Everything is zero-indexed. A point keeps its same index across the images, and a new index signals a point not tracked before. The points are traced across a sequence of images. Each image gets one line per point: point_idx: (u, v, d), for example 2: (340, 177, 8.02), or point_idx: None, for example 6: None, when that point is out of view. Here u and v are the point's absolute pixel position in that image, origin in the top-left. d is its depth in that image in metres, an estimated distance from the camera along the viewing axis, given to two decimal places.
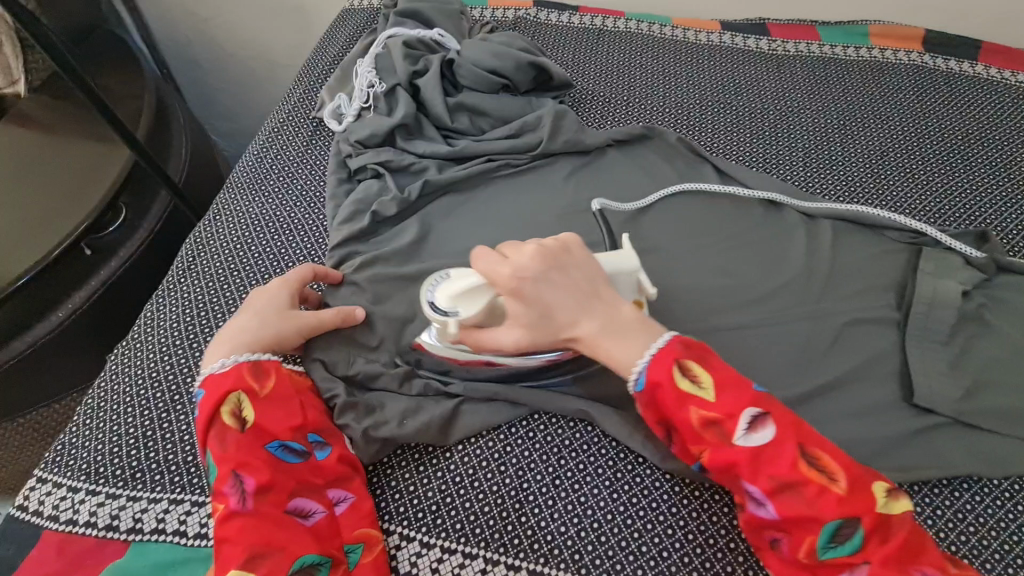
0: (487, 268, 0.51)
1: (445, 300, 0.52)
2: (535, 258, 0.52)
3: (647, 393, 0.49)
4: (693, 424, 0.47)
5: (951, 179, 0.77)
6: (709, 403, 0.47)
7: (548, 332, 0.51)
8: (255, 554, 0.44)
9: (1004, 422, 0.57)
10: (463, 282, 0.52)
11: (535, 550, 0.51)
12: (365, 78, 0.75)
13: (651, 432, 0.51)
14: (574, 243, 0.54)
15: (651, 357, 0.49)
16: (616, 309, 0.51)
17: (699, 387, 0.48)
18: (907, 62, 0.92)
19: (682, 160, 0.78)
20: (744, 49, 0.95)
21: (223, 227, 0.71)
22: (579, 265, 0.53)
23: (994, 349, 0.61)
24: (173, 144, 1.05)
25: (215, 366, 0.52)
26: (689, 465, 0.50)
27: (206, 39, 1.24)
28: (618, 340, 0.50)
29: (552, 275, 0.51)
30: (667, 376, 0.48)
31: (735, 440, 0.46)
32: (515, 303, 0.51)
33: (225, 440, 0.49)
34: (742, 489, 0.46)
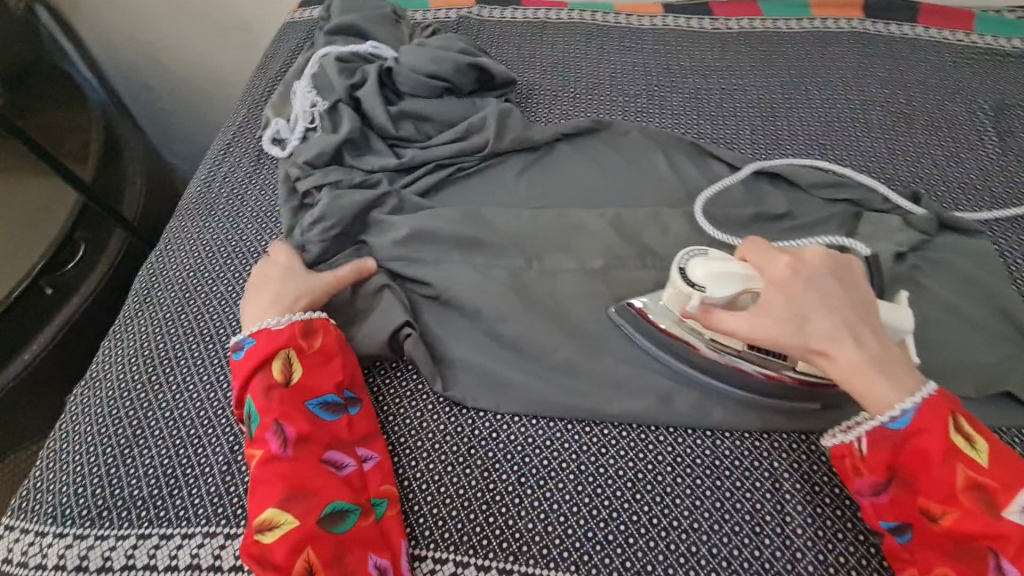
0: (762, 263, 0.53)
1: (698, 274, 0.54)
2: (823, 265, 0.52)
3: (904, 435, 0.47)
4: (957, 482, 0.45)
5: (895, 144, 0.78)
6: (982, 468, 0.45)
7: (799, 340, 0.50)
8: (292, 496, 0.49)
9: (950, 377, 0.59)
10: (722, 265, 0.53)
11: (504, 549, 0.52)
12: (306, 99, 0.75)
13: (877, 473, 0.49)
14: (857, 267, 0.54)
15: (925, 400, 0.48)
16: (889, 345, 0.49)
17: (975, 450, 0.46)
18: (848, 30, 0.93)
19: (632, 148, 0.78)
20: (687, 31, 0.95)
21: (176, 256, 0.70)
22: (858, 286, 0.52)
23: (943, 308, 0.63)
24: (127, 174, 1.04)
25: (270, 322, 0.58)
26: (898, 518, 0.48)
27: (153, 64, 1.23)
28: (885, 373, 0.48)
29: (830, 288, 0.51)
30: (939, 426, 0.47)
31: (1006, 515, 0.44)
32: (778, 296, 0.50)
33: (269, 391, 0.54)
34: (985, 562, 0.44)
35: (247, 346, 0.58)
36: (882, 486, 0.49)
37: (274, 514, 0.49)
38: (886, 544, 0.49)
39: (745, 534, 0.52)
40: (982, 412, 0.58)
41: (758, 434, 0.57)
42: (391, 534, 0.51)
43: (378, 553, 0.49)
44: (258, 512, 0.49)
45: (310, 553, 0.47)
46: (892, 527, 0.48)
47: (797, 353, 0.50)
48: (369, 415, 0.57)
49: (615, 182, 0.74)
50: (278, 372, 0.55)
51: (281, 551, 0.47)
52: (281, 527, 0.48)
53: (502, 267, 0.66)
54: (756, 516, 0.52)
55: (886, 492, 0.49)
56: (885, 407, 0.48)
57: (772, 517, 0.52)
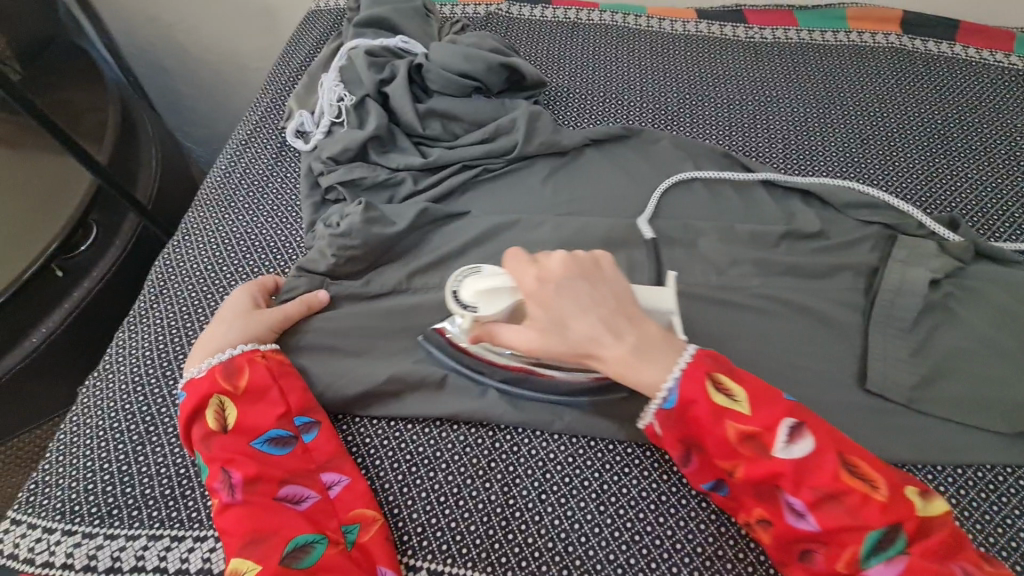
0: (516, 271, 0.50)
1: (469, 293, 0.52)
2: (564, 268, 0.50)
3: (678, 410, 0.48)
4: (730, 437, 0.46)
5: (931, 165, 0.77)
6: (746, 416, 0.47)
7: (562, 345, 0.49)
8: (249, 541, 0.48)
9: (984, 411, 0.57)
10: (492, 279, 0.52)
11: (522, 567, 0.51)
12: (333, 92, 0.73)
13: (676, 447, 0.49)
14: (607, 260, 0.52)
15: (685, 369, 0.48)
16: (644, 329, 0.49)
17: (735, 401, 0.47)
18: (885, 45, 0.91)
19: (662, 157, 0.76)
20: (720, 38, 0.93)
21: (193, 247, 0.69)
22: (608, 282, 0.51)
23: (979, 337, 0.61)
24: (142, 157, 1.02)
25: (193, 372, 0.55)
26: (713, 477, 0.49)
27: (171, 45, 1.20)
28: (642, 364, 0.48)
29: (578, 288, 0.49)
30: (702, 392, 0.47)
31: (776, 453, 0.45)
32: (535, 309, 0.49)
33: (210, 440, 0.52)
34: (778, 501, 0.46)
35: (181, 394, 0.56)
36: (687, 455, 0.50)
37: (237, 563, 0.47)
38: (715, 500, 0.50)
39: (771, 564, 0.51)
40: (1015, 448, 0.56)
41: None
42: (372, 557, 0.50)
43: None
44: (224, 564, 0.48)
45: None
46: (713, 486, 0.50)
47: (568, 358, 0.50)
48: (325, 439, 0.55)
49: (644, 191, 0.73)
50: (214, 418, 0.53)
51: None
52: None
53: None
54: None
55: (691, 459, 0.50)
56: (653, 394, 0.48)
57: None
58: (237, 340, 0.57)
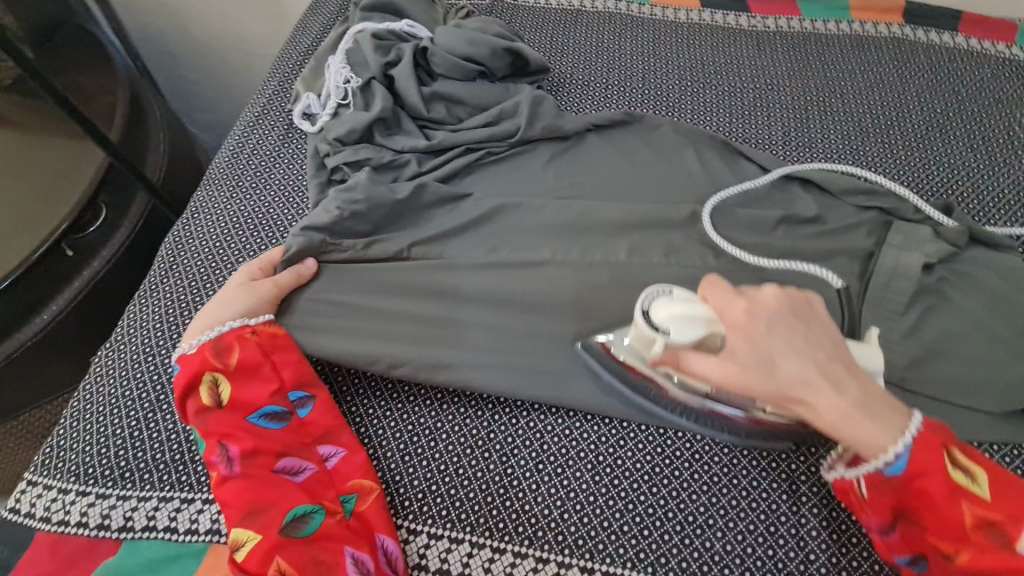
0: (719, 304, 0.47)
1: (662, 315, 0.49)
2: (780, 305, 0.46)
3: (903, 479, 0.45)
4: (964, 519, 0.43)
5: (929, 154, 0.78)
6: (986, 501, 0.43)
7: (769, 386, 0.45)
8: (249, 513, 0.49)
9: (972, 391, 0.59)
10: (686, 304, 0.48)
11: (518, 533, 0.53)
12: (340, 75, 0.74)
13: (881, 514, 0.46)
14: (817, 299, 0.49)
15: (918, 437, 0.45)
16: (866, 384, 0.45)
17: (975, 482, 0.44)
18: (887, 35, 0.92)
19: (663, 143, 0.77)
20: (723, 27, 0.94)
21: (202, 224, 0.70)
22: (820, 323, 0.47)
23: (971, 320, 0.62)
24: (151, 141, 1.04)
25: (184, 350, 0.57)
26: (914, 553, 0.46)
27: (180, 31, 1.22)
28: (866, 421, 0.44)
29: (795, 327, 0.46)
30: (939, 466, 0.44)
31: (1022, 551, 0.41)
32: (743, 342, 0.45)
33: (205, 416, 0.53)
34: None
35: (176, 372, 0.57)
36: (892, 525, 0.47)
37: (239, 533, 0.49)
38: (904, 575, 0.47)
39: (759, 533, 0.52)
40: (1000, 426, 0.58)
41: None
42: (370, 525, 0.52)
43: (356, 545, 0.50)
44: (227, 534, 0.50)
45: (281, 562, 0.47)
46: (909, 561, 0.47)
47: (773, 399, 0.46)
48: (321, 412, 0.57)
49: (645, 176, 0.74)
50: (209, 395, 0.54)
51: (253, 565, 0.47)
52: (247, 544, 0.48)
53: (528, 256, 0.66)
54: (771, 517, 0.53)
55: (896, 530, 0.47)
56: (876, 453, 0.44)
57: (790, 517, 0.53)
58: (227, 318, 0.58)
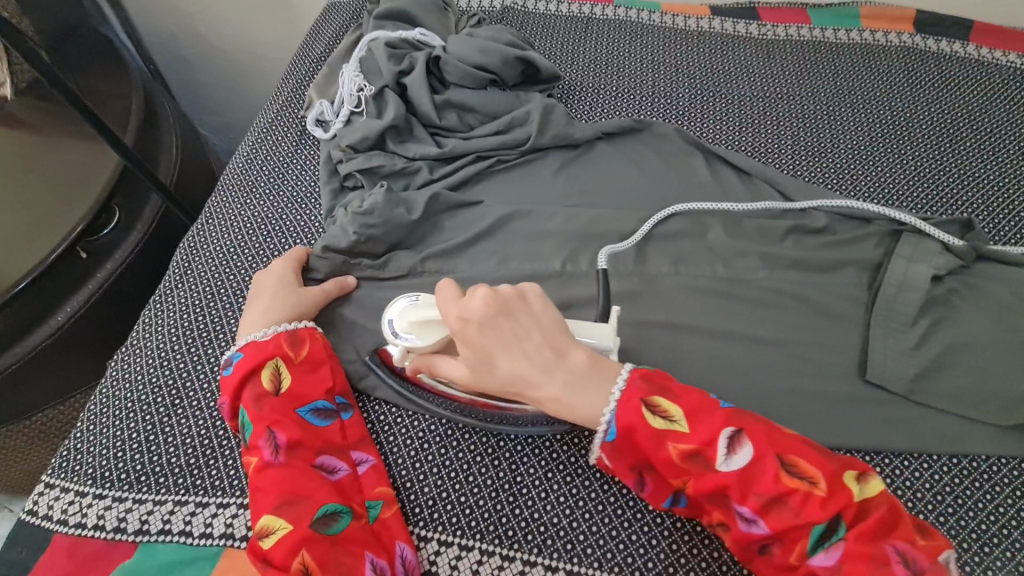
0: (443, 309, 0.51)
1: (403, 323, 0.54)
2: (489, 308, 0.50)
3: (620, 437, 0.49)
4: (673, 457, 0.48)
5: (939, 164, 0.78)
6: (684, 434, 0.48)
7: (490, 380, 0.51)
8: (285, 502, 0.49)
9: (979, 404, 0.59)
10: (425, 311, 0.53)
11: (528, 541, 0.54)
12: (353, 82, 0.74)
13: (628, 473, 0.51)
14: (532, 292, 0.53)
15: (619, 396, 0.49)
16: (573, 360, 0.50)
17: (672, 422, 0.48)
18: (897, 44, 0.92)
19: (672, 152, 0.78)
20: (733, 35, 0.94)
21: (216, 231, 0.71)
22: (529, 313, 0.51)
23: (979, 333, 0.62)
24: (164, 145, 1.05)
25: (255, 334, 0.58)
26: (670, 493, 0.51)
27: (192, 35, 1.23)
28: (580, 395, 0.49)
29: (500, 325, 0.50)
30: (638, 418, 0.48)
31: (717, 466, 0.47)
32: (462, 348, 0.51)
33: (260, 400, 0.54)
34: (729, 509, 0.48)
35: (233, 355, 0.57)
36: (643, 478, 0.51)
37: (268, 520, 0.49)
38: (680, 509, 0.52)
39: None
40: (1007, 440, 0.58)
41: None
42: (391, 533, 0.53)
43: (376, 552, 0.50)
44: (254, 520, 0.49)
45: (306, 556, 0.47)
46: (673, 499, 0.51)
47: (501, 391, 0.52)
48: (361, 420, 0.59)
49: (654, 185, 0.74)
50: (270, 381, 0.56)
51: (279, 555, 0.47)
52: (277, 532, 0.48)
53: (538, 265, 0.66)
54: None
55: (647, 481, 0.51)
56: (595, 426, 0.50)
57: None
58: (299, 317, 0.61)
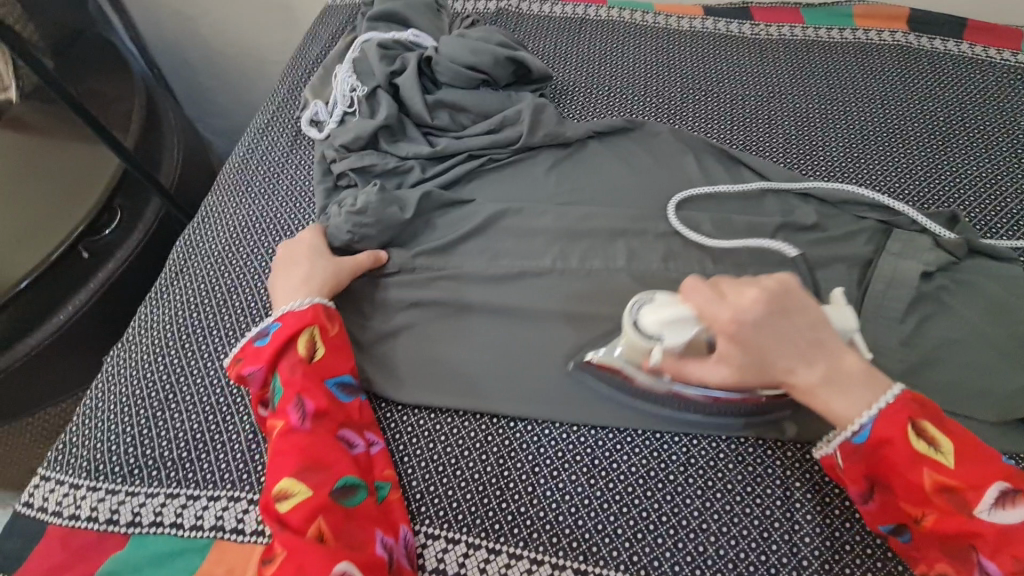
0: (702, 303, 0.50)
1: (652, 323, 0.51)
2: (761, 301, 0.48)
3: (870, 448, 0.48)
4: (926, 485, 0.46)
5: (931, 161, 0.77)
6: (948, 468, 0.46)
7: (759, 379, 0.50)
8: (308, 468, 0.51)
9: (968, 400, 0.59)
10: (672, 308, 0.51)
11: (514, 534, 0.53)
12: (346, 83, 0.76)
13: (857, 483, 0.50)
14: (794, 283, 0.51)
15: (884, 408, 0.48)
16: (841, 359, 0.49)
17: (940, 452, 0.46)
18: (891, 43, 0.92)
19: (663, 150, 0.78)
20: (726, 35, 0.94)
21: (212, 229, 0.72)
22: (802, 308, 0.49)
23: (966, 329, 0.62)
24: (166, 147, 1.07)
25: (293, 304, 0.59)
26: (892, 521, 0.49)
27: (195, 39, 1.25)
28: (842, 393, 0.49)
29: (777, 323, 0.48)
30: (900, 434, 0.47)
31: (977, 512, 0.45)
32: (731, 347, 0.49)
33: (295, 366, 0.56)
34: (970, 559, 0.45)
35: (270, 325, 0.59)
36: (867, 493, 0.50)
37: (289, 483, 0.50)
38: (888, 546, 0.51)
39: (753, 539, 0.52)
40: (995, 436, 0.58)
41: (772, 444, 0.57)
42: (392, 516, 0.53)
43: (384, 530, 0.51)
44: (273, 482, 0.51)
45: (322, 522, 0.49)
46: (891, 529, 0.49)
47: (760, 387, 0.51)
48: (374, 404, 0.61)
49: (645, 183, 0.75)
50: (306, 350, 0.57)
51: (297, 519, 0.48)
52: (296, 496, 0.49)
53: (527, 262, 0.67)
54: (766, 522, 0.53)
55: (872, 498, 0.50)
56: (844, 424, 0.49)
57: (783, 523, 0.53)
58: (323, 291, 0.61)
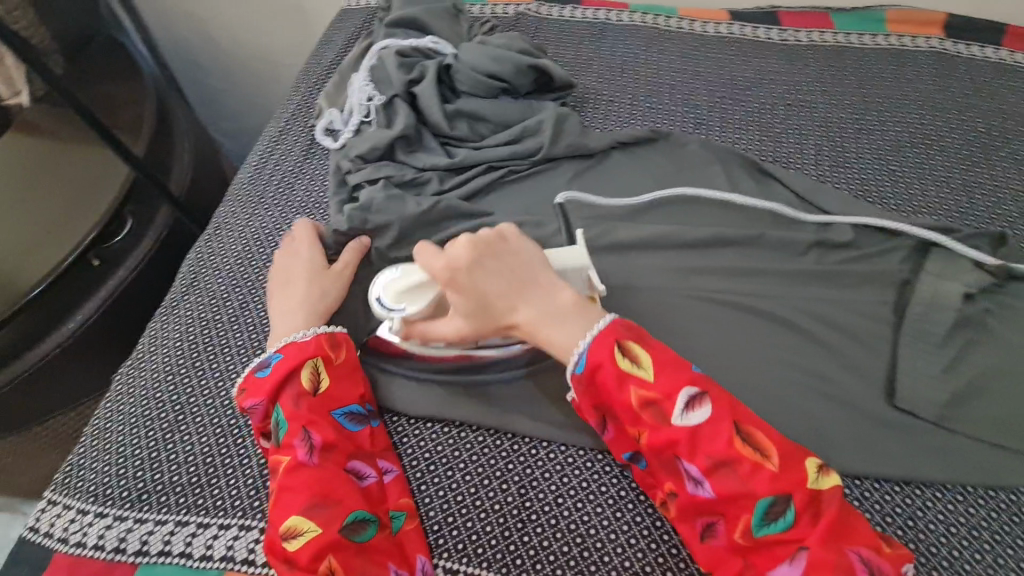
0: (427, 261, 0.54)
1: (392, 296, 0.56)
2: (469, 251, 0.53)
3: (588, 375, 0.50)
4: (633, 402, 0.48)
5: (971, 176, 0.74)
6: (649, 383, 0.49)
7: (485, 320, 0.53)
8: (314, 504, 0.48)
9: (1017, 433, 0.55)
10: (408, 278, 0.56)
11: (537, 570, 0.51)
12: (363, 92, 0.73)
13: (590, 414, 0.52)
14: (511, 232, 0.56)
15: (598, 332, 0.50)
16: (556, 296, 0.53)
17: (641, 369, 0.49)
18: (926, 49, 0.88)
19: (689, 161, 0.75)
20: (752, 40, 0.91)
21: (224, 242, 0.70)
22: (512, 253, 0.55)
23: (1010, 356, 0.59)
24: (176, 151, 1.05)
25: (295, 336, 0.57)
26: (631, 447, 0.52)
27: (207, 41, 1.23)
28: (559, 325, 0.52)
29: (484, 265, 0.53)
30: (608, 356, 0.49)
31: (674, 420, 0.47)
32: (452, 294, 0.53)
33: (298, 399, 0.54)
34: (676, 467, 0.48)
35: (273, 357, 0.56)
36: (603, 423, 0.52)
37: (295, 520, 0.48)
38: (633, 473, 0.53)
39: None
40: None
41: None
42: (406, 547, 0.51)
43: (397, 564, 0.49)
44: (279, 520, 0.48)
45: (332, 561, 0.47)
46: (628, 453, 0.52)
47: (497, 330, 0.55)
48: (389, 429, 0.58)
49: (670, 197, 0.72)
50: (311, 381, 0.55)
51: (304, 558, 0.46)
52: (304, 535, 0.47)
53: None
54: None
55: (608, 427, 0.52)
56: (566, 358, 0.51)
57: None
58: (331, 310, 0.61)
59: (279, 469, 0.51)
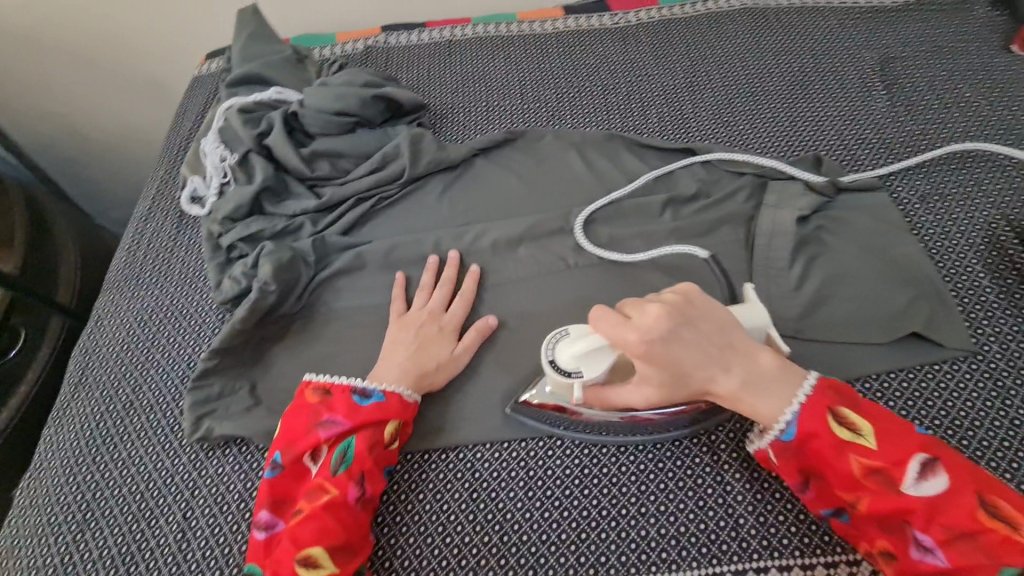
0: (614, 333, 0.50)
1: (568, 360, 0.52)
2: (661, 317, 0.49)
3: (798, 442, 0.48)
4: (854, 471, 0.46)
5: (793, 112, 0.82)
6: (872, 450, 0.46)
7: (682, 389, 0.51)
8: (339, 547, 0.49)
9: (863, 328, 0.62)
10: (585, 342, 0.52)
11: (463, 566, 0.52)
12: (215, 154, 0.75)
13: (794, 477, 0.50)
14: (693, 293, 0.52)
15: (807, 399, 0.48)
16: (758, 360, 0.50)
17: (861, 435, 0.47)
18: (739, 7, 0.97)
19: (546, 153, 0.80)
20: (588, 29, 0.98)
21: (108, 331, 0.70)
22: (704, 315, 0.50)
23: (844, 262, 0.66)
24: (61, 252, 1.02)
25: (397, 389, 0.57)
26: (831, 508, 0.49)
27: (74, 135, 1.21)
28: (765, 395, 0.49)
29: (681, 334, 0.49)
30: (825, 424, 0.47)
31: (905, 489, 0.45)
32: (645, 366, 0.50)
33: (373, 447, 0.54)
34: (901, 535, 0.45)
35: (374, 396, 0.56)
36: (804, 485, 0.50)
37: (316, 553, 0.49)
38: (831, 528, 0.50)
39: (691, 510, 0.53)
40: (895, 355, 0.60)
41: None
42: None
43: None
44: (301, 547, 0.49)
45: None
46: (832, 513, 0.49)
47: (688, 396, 0.52)
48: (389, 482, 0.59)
49: (533, 189, 0.76)
50: (389, 435, 0.56)
51: None
52: (321, 570, 0.48)
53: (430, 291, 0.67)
54: (700, 492, 0.54)
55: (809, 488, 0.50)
56: (771, 425, 0.49)
57: (717, 491, 0.54)
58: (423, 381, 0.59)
59: (322, 498, 0.51)
